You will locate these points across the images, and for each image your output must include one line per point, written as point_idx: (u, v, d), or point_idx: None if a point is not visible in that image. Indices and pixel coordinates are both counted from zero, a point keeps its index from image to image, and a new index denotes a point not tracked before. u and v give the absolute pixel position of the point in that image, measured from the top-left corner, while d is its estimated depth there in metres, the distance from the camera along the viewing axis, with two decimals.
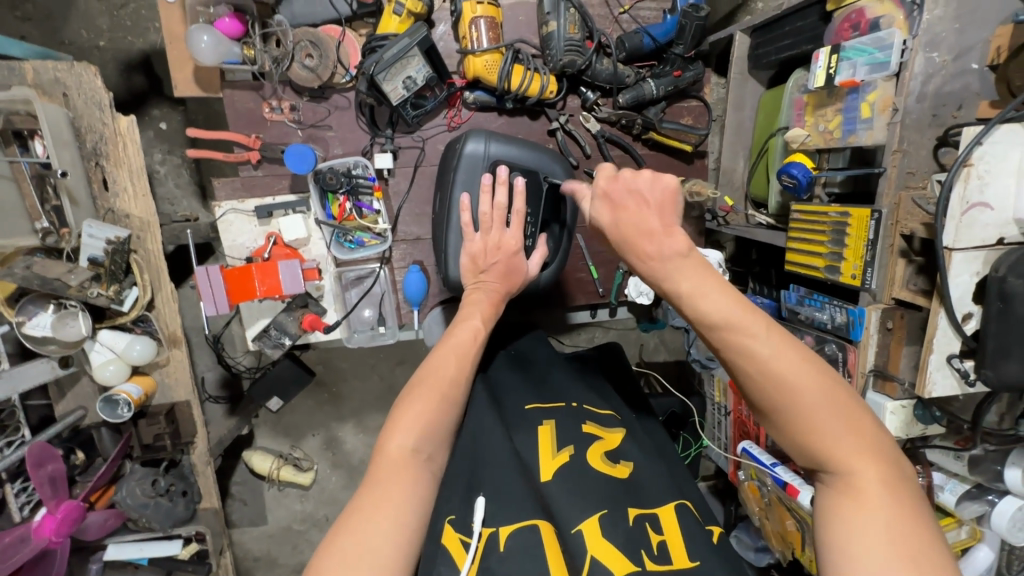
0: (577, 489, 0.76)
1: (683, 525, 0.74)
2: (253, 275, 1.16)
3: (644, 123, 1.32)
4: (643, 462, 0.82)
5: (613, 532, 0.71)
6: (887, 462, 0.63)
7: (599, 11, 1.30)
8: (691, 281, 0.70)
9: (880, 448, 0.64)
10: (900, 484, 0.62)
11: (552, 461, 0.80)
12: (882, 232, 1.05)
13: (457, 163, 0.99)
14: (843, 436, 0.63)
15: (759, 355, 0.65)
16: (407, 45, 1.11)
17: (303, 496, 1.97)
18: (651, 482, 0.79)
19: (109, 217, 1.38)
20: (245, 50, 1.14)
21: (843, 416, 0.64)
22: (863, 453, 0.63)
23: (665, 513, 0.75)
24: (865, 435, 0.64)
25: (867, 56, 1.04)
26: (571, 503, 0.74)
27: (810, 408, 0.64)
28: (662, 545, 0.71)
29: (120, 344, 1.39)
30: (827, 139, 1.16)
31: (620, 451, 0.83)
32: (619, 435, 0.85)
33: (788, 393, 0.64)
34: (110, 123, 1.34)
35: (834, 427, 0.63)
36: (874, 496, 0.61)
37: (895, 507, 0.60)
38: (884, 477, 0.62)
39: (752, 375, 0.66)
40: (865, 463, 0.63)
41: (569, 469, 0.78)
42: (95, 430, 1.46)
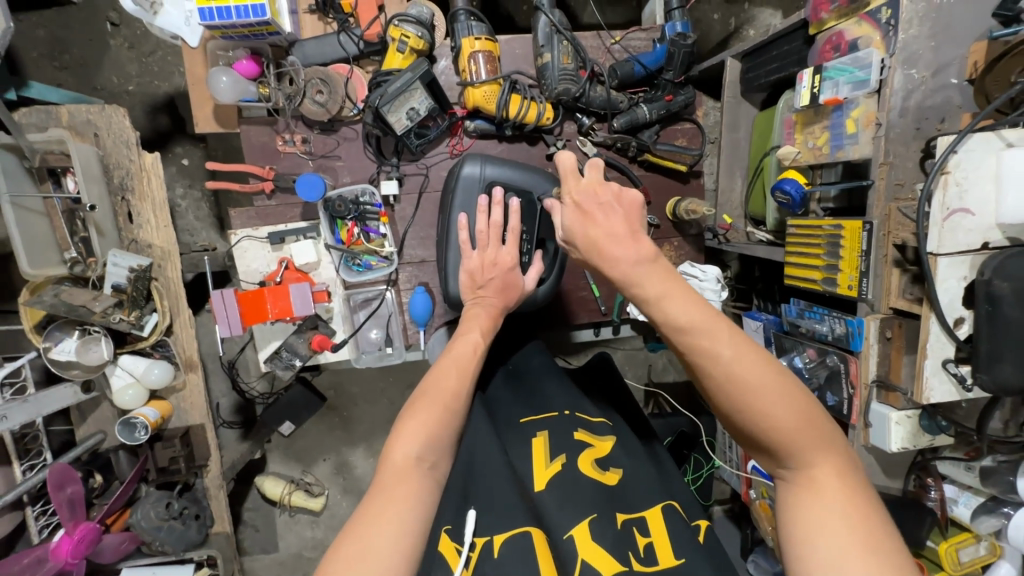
0: (568, 496, 0.77)
1: (671, 525, 0.75)
2: (266, 298, 1.23)
3: (638, 145, 1.37)
4: (633, 466, 0.83)
5: (600, 536, 0.72)
6: (840, 456, 0.66)
7: (592, 43, 1.37)
8: (657, 287, 0.70)
9: (835, 445, 0.66)
10: (853, 478, 0.65)
11: (543, 471, 0.81)
12: (875, 243, 1.07)
13: (456, 185, 1.04)
14: (801, 436, 0.65)
15: (721, 355, 0.66)
16: (409, 79, 1.18)
17: (314, 522, 1.98)
18: (642, 487, 0.80)
19: (132, 247, 1.45)
20: (261, 88, 1.23)
21: (803, 414, 0.65)
22: (820, 450, 0.65)
23: (654, 517, 0.76)
24: (822, 432, 0.66)
25: (848, 74, 1.08)
26: (559, 509, 0.76)
27: (771, 408, 0.65)
28: (649, 547, 0.72)
29: (139, 368, 1.45)
30: (817, 155, 1.20)
31: (610, 457, 0.84)
32: (610, 441, 0.86)
33: (750, 393, 0.65)
34: (136, 159, 1.43)
35: (796, 425, 0.65)
36: (830, 491, 0.64)
37: (850, 503, 0.63)
38: (840, 471, 0.65)
39: (713, 376, 0.67)
40: (822, 459, 0.65)
41: (561, 477, 0.80)
42: (113, 453, 1.51)
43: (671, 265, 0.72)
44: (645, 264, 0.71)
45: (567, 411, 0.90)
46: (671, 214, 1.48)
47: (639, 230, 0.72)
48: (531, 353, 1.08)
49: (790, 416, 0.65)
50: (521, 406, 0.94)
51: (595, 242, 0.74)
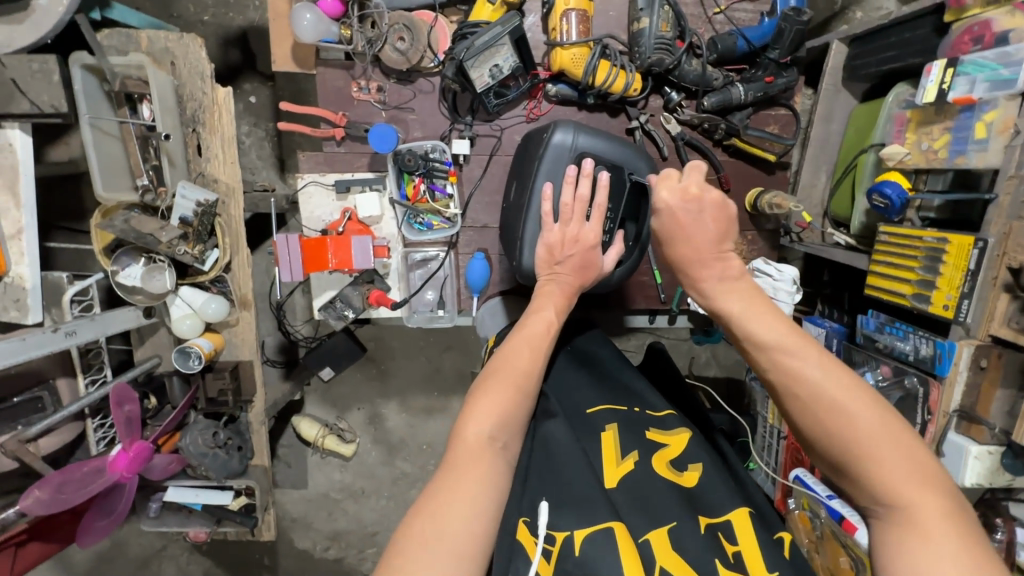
0: (645, 498, 0.75)
1: (757, 533, 0.72)
2: (328, 247, 1.22)
3: (727, 129, 1.28)
4: (710, 464, 0.79)
5: (683, 546, 0.70)
6: (949, 497, 0.61)
7: (693, 10, 1.26)
8: (742, 302, 0.74)
9: (942, 483, 0.61)
10: (963, 522, 0.59)
11: (614, 467, 0.79)
12: (985, 262, 0.98)
13: (543, 152, 0.98)
14: (899, 467, 0.61)
15: (810, 373, 0.65)
16: (498, 33, 1.10)
17: (343, 466, 2.04)
18: (722, 488, 0.77)
19: (199, 180, 1.46)
20: (342, 30, 1.18)
21: (903, 442, 0.62)
22: (922, 486, 0.60)
23: (739, 521, 0.73)
24: (922, 466, 0.61)
25: (989, 72, 0.97)
26: (636, 511, 0.74)
27: (866, 434, 0.62)
28: (738, 556, 0.70)
29: (198, 301, 1.49)
30: (930, 159, 1.10)
31: (685, 456, 0.81)
32: (685, 436, 0.82)
33: (840, 416, 0.63)
34: (209, 93, 1.42)
35: (895, 455, 0.61)
36: (939, 534, 0.58)
37: (960, 547, 0.58)
38: (945, 513, 0.59)
39: (799, 397, 0.66)
40: (928, 496, 0.60)
41: (635, 477, 0.78)
42: (167, 378, 1.56)
43: (756, 284, 0.76)
44: (730, 279, 0.76)
45: (638, 408, 0.87)
46: (750, 205, 1.38)
47: (727, 250, 0.78)
48: (595, 342, 1.03)
49: (887, 440, 0.61)
50: (586, 391, 0.90)
51: (684, 259, 0.80)
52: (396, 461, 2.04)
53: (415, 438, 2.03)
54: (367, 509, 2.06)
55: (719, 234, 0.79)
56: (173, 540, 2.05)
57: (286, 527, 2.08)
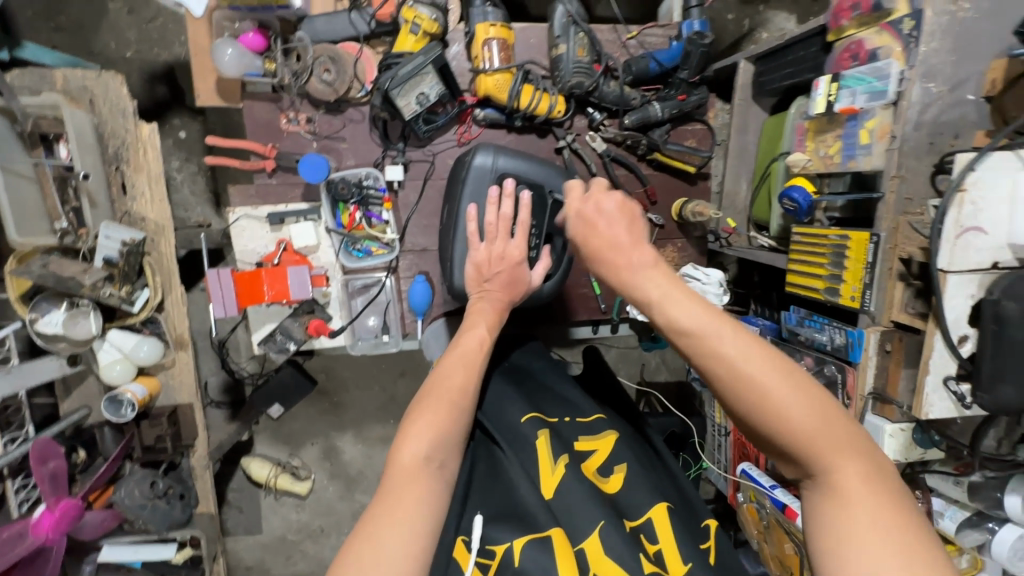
0: (578, 499, 0.76)
1: (676, 528, 0.75)
2: (263, 280, 1.21)
3: (648, 144, 1.36)
4: (634, 464, 0.83)
5: (612, 545, 0.72)
6: (866, 459, 0.63)
7: (608, 36, 1.35)
8: (658, 287, 0.71)
9: (858, 446, 0.64)
10: (882, 484, 0.62)
11: (549, 476, 0.80)
12: (881, 255, 1.07)
13: (466, 175, 1.02)
14: (819, 437, 0.63)
15: (727, 354, 0.65)
16: (422, 63, 1.15)
17: (299, 506, 1.97)
18: (645, 486, 0.80)
19: (125, 219, 1.42)
20: (267, 63, 1.19)
21: (821, 411, 0.63)
22: (841, 452, 0.63)
23: (659, 517, 0.77)
24: (842, 433, 0.63)
25: (866, 84, 1.07)
26: (571, 518, 0.76)
27: (784, 410, 0.63)
28: (658, 554, 0.73)
29: (127, 344, 1.42)
30: (828, 164, 1.20)
31: (612, 459, 0.84)
32: (611, 438, 0.87)
33: (759, 396, 0.63)
34: (132, 130, 1.39)
35: (812, 425, 0.63)
36: (860, 501, 0.61)
37: (879, 506, 0.60)
38: (864, 473, 0.62)
39: (722, 379, 0.65)
40: (847, 463, 0.63)
41: (566, 479, 0.79)
42: (97, 430, 1.48)
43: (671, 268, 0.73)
44: (650, 267, 0.73)
45: (568, 417, 0.91)
46: (677, 215, 1.47)
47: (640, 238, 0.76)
48: (532, 358, 1.05)
49: (805, 414, 0.63)
50: (519, 400, 0.92)
51: (599, 251, 0.77)
52: (355, 494, 1.99)
53: (374, 469, 1.99)
54: (327, 548, 1.99)
55: (630, 226, 0.76)
56: None
57: None
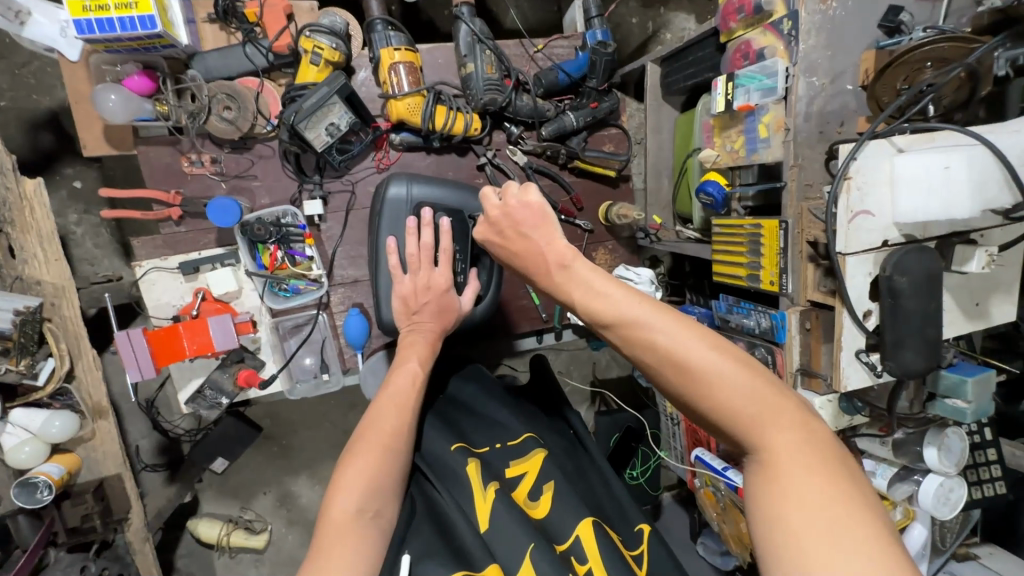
0: (509, 526, 0.76)
1: (602, 544, 0.76)
2: (181, 335, 1.13)
3: (568, 153, 1.38)
4: (561, 480, 0.84)
5: (543, 568, 0.72)
6: (805, 434, 0.58)
7: (515, 51, 1.36)
8: (584, 283, 0.70)
9: (791, 418, 0.59)
10: (826, 459, 0.56)
11: (480, 507, 0.78)
12: (791, 240, 1.13)
13: (381, 208, 1.00)
14: (749, 407, 0.59)
15: (652, 333, 0.63)
16: (326, 94, 1.11)
17: (258, 561, 1.86)
18: (572, 503, 0.81)
19: (17, 285, 1.29)
20: (157, 106, 1.11)
21: (750, 383, 0.60)
22: (776, 425, 0.58)
23: (586, 534, 0.77)
24: (776, 406, 0.59)
25: (757, 82, 1.14)
26: (504, 548, 0.75)
27: (711, 380, 0.60)
28: (589, 574, 0.74)
29: (37, 421, 1.28)
30: (735, 157, 1.26)
31: (542, 480, 0.84)
32: (540, 457, 0.87)
33: (682, 368, 0.61)
34: (14, 187, 1.27)
35: (739, 399, 0.59)
36: (797, 478, 0.55)
37: (822, 482, 0.54)
38: (803, 447, 0.57)
39: (648, 358, 0.63)
40: (781, 439, 0.58)
41: (496, 505, 0.78)
42: (10, 519, 1.31)
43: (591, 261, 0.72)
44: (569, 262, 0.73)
45: (497, 444, 0.90)
46: (603, 218, 1.50)
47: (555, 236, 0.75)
48: (463, 383, 1.04)
49: (731, 384, 0.59)
50: (448, 430, 0.91)
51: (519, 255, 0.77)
52: None
53: None
54: None
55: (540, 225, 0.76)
56: None
57: None
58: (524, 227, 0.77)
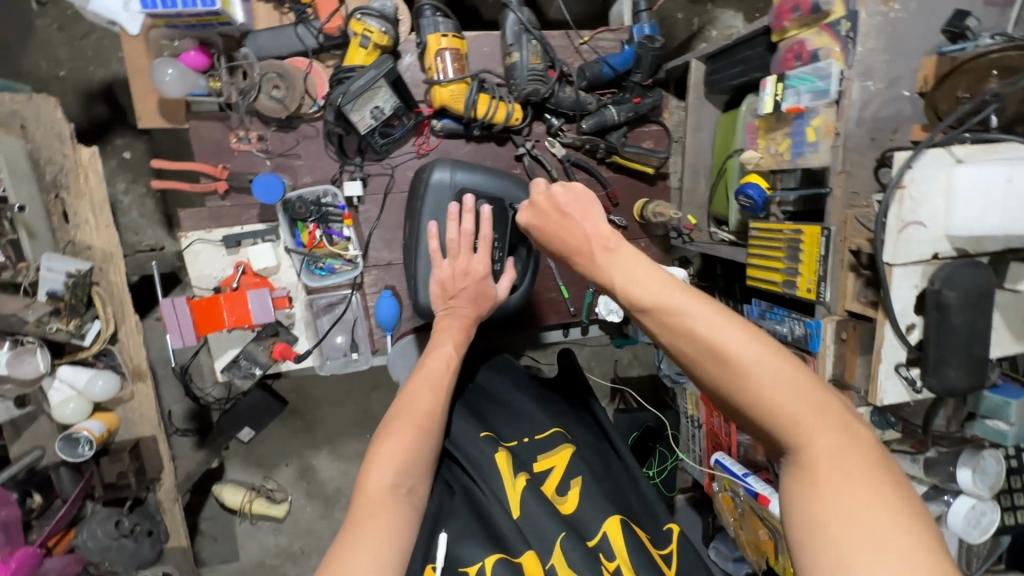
0: (541, 515, 0.78)
1: (630, 543, 0.78)
2: (222, 306, 1.17)
3: (607, 147, 1.37)
4: (588, 476, 0.86)
5: (574, 559, 0.74)
6: (842, 433, 0.58)
7: (561, 42, 1.35)
8: (621, 265, 0.70)
9: (831, 419, 0.58)
10: (864, 458, 0.57)
11: (511, 494, 0.81)
12: (832, 248, 1.11)
13: (424, 192, 1.01)
14: (789, 404, 0.58)
15: (693, 330, 0.62)
16: (373, 77, 1.13)
17: (277, 529, 1.92)
18: (600, 499, 0.83)
19: (69, 249, 1.35)
20: (210, 82, 1.15)
21: (798, 385, 0.59)
22: (816, 423, 0.58)
23: (614, 532, 0.79)
24: (817, 405, 0.59)
25: (809, 84, 1.11)
26: (537, 535, 0.77)
27: (751, 374, 0.59)
28: (617, 571, 0.76)
29: (82, 380, 1.35)
30: (779, 161, 1.24)
31: (569, 474, 0.87)
32: (567, 451, 0.89)
33: (721, 361, 0.60)
34: (71, 154, 1.32)
35: (780, 394, 0.58)
36: (833, 476, 0.55)
37: (862, 480, 0.54)
38: (843, 446, 0.57)
39: (686, 350, 0.62)
40: (816, 436, 0.58)
41: (526, 495, 0.80)
42: (53, 471, 1.39)
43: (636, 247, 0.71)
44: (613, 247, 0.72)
45: (525, 438, 0.93)
46: (638, 215, 1.49)
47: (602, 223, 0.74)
48: (492, 374, 1.04)
49: (770, 379, 0.59)
50: (476, 421, 0.93)
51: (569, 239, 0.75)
52: (334, 512, 1.95)
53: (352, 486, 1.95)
54: (308, 569, 1.95)
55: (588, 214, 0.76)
56: None
57: None
58: (567, 210, 0.78)
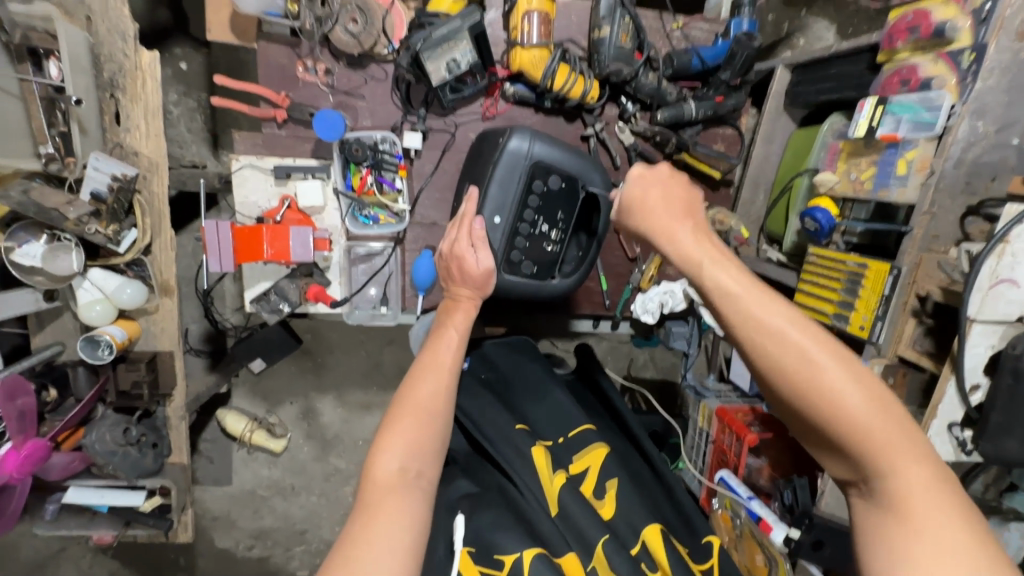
0: (580, 510, 0.91)
1: (667, 550, 0.91)
2: (264, 237, 1.14)
3: (678, 143, 1.29)
4: (622, 479, 0.98)
5: (614, 560, 0.86)
6: (925, 463, 0.63)
7: (652, 24, 1.28)
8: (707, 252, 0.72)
9: (917, 452, 0.63)
10: (944, 489, 0.62)
11: (549, 492, 0.93)
12: (898, 289, 1.06)
13: (499, 156, 1.01)
14: (881, 436, 0.63)
15: (785, 357, 0.65)
16: (457, 27, 1.07)
17: (272, 462, 1.94)
18: (634, 503, 0.96)
19: (116, 151, 1.31)
20: (289, 4, 1.10)
21: (888, 418, 0.63)
22: (905, 454, 0.63)
23: (653, 540, 0.92)
24: (907, 436, 0.63)
25: (912, 113, 1.04)
26: (577, 538, 0.89)
27: (848, 403, 0.63)
28: None
29: (110, 285, 1.34)
30: (858, 189, 1.17)
31: (603, 472, 0.99)
32: (601, 451, 1.01)
33: (815, 388, 0.64)
34: (132, 56, 1.28)
35: (873, 423, 0.62)
36: (916, 507, 0.61)
37: (942, 513, 0.61)
38: (926, 479, 0.62)
39: (777, 373, 0.66)
40: (903, 465, 0.63)
41: (564, 492, 0.92)
42: (70, 368, 1.40)
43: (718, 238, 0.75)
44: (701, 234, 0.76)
45: (560, 438, 1.04)
46: None
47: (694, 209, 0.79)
48: (526, 360, 1.14)
49: (864, 408, 0.63)
50: (506, 413, 1.03)
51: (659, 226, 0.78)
52: (329, 457, 1.96)
53: (351, 434, 1.96)
54: (295, 506, 1.97)
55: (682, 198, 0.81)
56: (73, 542, 1.89)
57: (206, 526, 1.96)
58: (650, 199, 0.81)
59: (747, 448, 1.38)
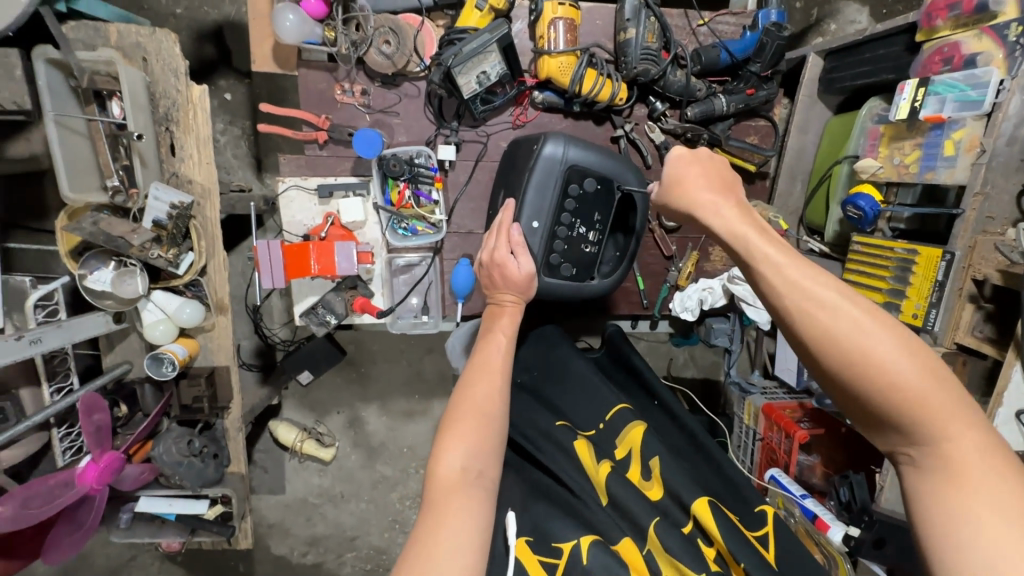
0: (628, 494, 0.95)
1: (720, 522, 0.92)
2: (311, 253, 1.19)
3: (710, 138, 1.30)
4: (664, 455, 1.00)
5: (666, 538, 0.90)
6: (975, 429, 0.60)
7: (677, 21, 1.29)
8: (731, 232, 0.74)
9: (967, 418, 0.60)
10: (998, 457, 0.59)
11: (597, 482, 0.97)
12: (953, 274, 1.02)
13: (536, 163, 1.03)
14: (935, 402, 0.59)
15: (832, 325, 0.62)
16: (487, 40, 1.10)
17: (322, 471, 2.01)
18: (679, 478, 0.98)
19: (172, 180, 1.41)
20: (326, 32, 1.16)
21: (942, 385, 0.59)
22: (956, 421, 0.59)
23: (703, 513, 0.93)
24: (957, 403, 0.60)
25: (958, 92, 1.01)
26: (630, 524, 0.94)
27: (901, 369, 0.59)
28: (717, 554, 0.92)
29: (171, 305, 1.43)
30: (902, 173, 1.13)
31: (645, 451, 1.01)
32: (639, 430, 1.03)
33: (864, 356, 0.60)
34: (183, 91, 1.37)
35: (927, 388, 0.59)
36: (972, 473, 0.58)
37: (1002, 482, 0.57)
38: (979, 445, 0.59)
39: (823, 341, 0.62)
40: (956, 431, 0.59)
41: (610, 480, 0.96)
42: (138, 385, 1.49)
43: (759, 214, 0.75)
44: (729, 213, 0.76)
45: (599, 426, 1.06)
46: None
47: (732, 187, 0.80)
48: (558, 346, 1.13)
49: (915, 374, 0.59)
50: (545, 411, 1.07)
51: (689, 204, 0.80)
52: (376, 464, 2.02)
53: (396, 442, 2.01)
54: (345, 513, 2.03)
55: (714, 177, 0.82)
56: (143, 549, 2.00)
57: (263, 533, 2.04)
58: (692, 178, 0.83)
59: (797, 444, 1.35)
